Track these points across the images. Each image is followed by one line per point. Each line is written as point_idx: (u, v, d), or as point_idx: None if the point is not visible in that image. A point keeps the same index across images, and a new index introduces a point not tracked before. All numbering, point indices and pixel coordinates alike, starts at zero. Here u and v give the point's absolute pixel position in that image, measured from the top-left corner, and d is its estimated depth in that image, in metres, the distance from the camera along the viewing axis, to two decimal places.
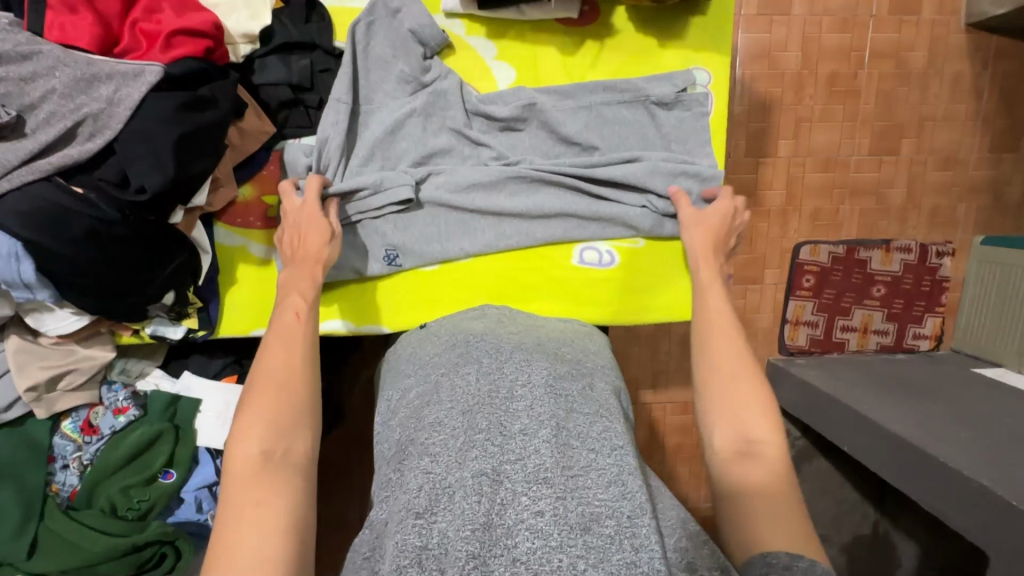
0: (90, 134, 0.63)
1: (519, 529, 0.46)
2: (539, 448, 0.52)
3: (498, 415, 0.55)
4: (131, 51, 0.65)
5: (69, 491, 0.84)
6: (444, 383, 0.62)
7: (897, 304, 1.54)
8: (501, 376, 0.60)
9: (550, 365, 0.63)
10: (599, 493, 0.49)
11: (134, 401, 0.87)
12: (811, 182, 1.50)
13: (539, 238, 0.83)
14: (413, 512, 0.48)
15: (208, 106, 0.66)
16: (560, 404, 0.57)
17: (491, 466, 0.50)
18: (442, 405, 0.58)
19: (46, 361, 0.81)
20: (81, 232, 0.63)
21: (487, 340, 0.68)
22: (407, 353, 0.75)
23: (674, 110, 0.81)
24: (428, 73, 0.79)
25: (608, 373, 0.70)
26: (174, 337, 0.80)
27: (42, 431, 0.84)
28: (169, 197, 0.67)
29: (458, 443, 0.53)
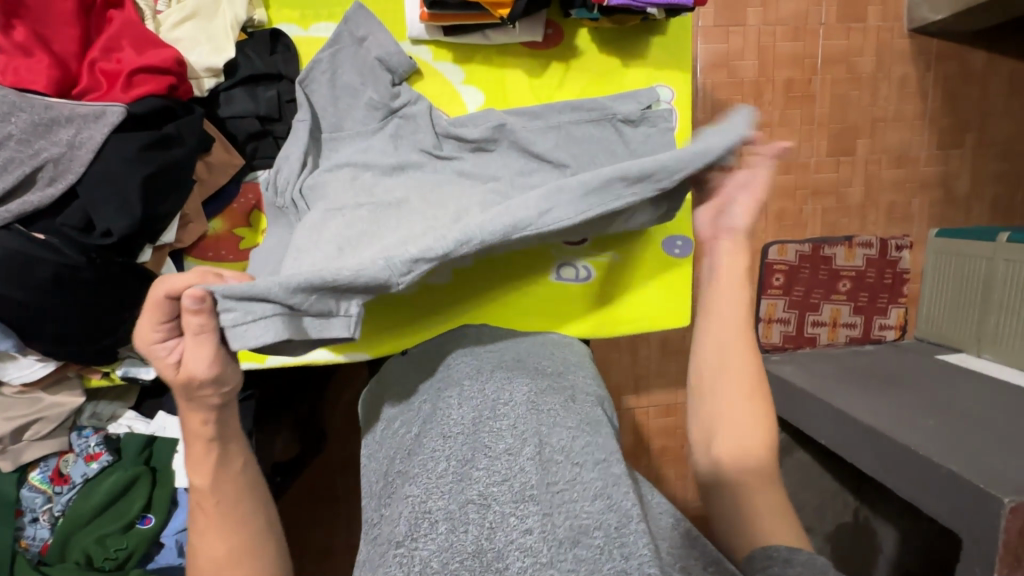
0: (51, 179, 0.61)
1: (509, 550, 0.47)
2: (524, 467, 0.52)
3: (480, 436, 0.55)
4: (90, 91, 0.64)
5: (40, 545, 0.81)
6: (426, 410, 0.62)
7: (863, 297, 1.59)
8: (483, 396, 0.60)
9: (530, 380, 0.63)
10: (586, 505, 0.50)
11: (106, 446, 0.84)
12: (774, 184, 1.55)
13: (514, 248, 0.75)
14: (396, 543, 0.50)
15: (173, 143, 0.65)
16: (542, 418, 0.57)
17: (477, 492, 0.51)
18: (427, 430, 0.59)
19: (7, 412, 0.77)
20: (47, 278, 0.62)
21: (466, 361, 0.68)
22: (394, 372, 0.76)
23: (641, 126, 0.81)
24: (398, 100, 0.78)
25: (590, 382, 0.71)
26: (146, 377, 0.78)
27: (8, 483, 0.80)
28: (137, 237, 0.65)
29: (441, 469, 0.53)
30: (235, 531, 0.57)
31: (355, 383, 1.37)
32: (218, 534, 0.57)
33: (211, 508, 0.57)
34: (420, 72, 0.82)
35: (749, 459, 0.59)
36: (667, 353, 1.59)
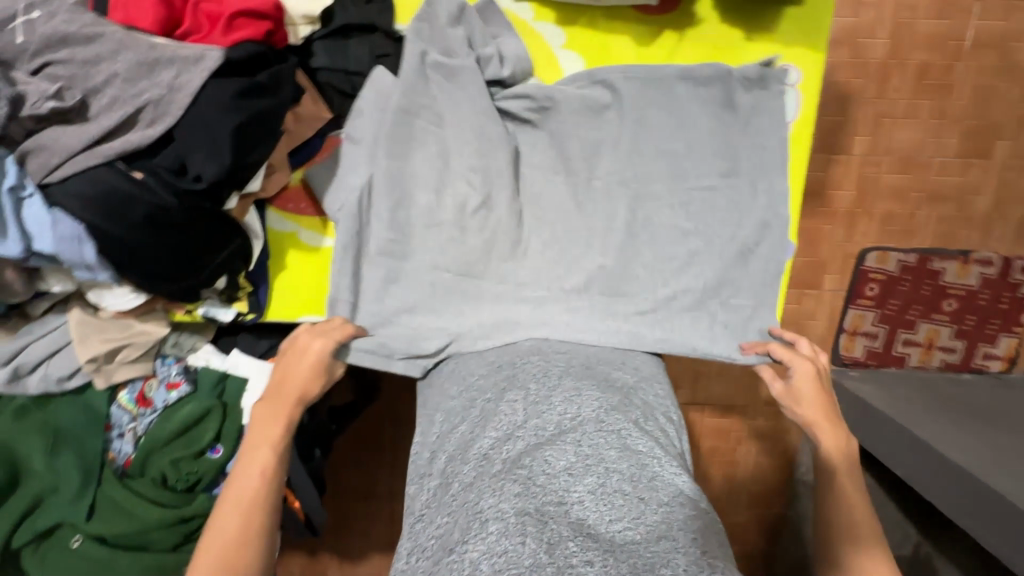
0: (152, 120, 0.59)
1: (566, 573, 0.42)
2: (584, 492, 0.51)
3: (541, 450, 0.54)
4: (192, 34, 0.62)
5: (123, 459, 0.85)
6: (487, 412, 0.61)
7: (969, 320, 1.41)
8: (549, 408, 0.59)
9: (600, 395, 0.61)
10: (653, 543, 0.46)
11: (185, 376, 0.89)
12: (885, 184, 1.38)
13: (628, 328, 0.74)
14: (449, 548, 0.49)
15: (266, 93, 0.62)
16: (608, 439, 0.56)
17: (534, 506, 0.49)
18: (485, 431, 0.59)
19: (104, 334, 0.82)
20: (141, 216, 0.61)
21: (533, 362, 0.66)
22: (450, 367, 0.73)
23: (754, 89, 0.74)
24: (481, 52, 0.73)
25: (665, 404, 0.67)
26: (224, 318, 0.82)
27: (100, 399, 0.84)
28: (226, 185, 0.64)
29: (497, 473, 0.53)
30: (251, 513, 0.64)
31: None
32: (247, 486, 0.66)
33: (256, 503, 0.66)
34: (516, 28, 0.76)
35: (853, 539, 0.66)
36: None
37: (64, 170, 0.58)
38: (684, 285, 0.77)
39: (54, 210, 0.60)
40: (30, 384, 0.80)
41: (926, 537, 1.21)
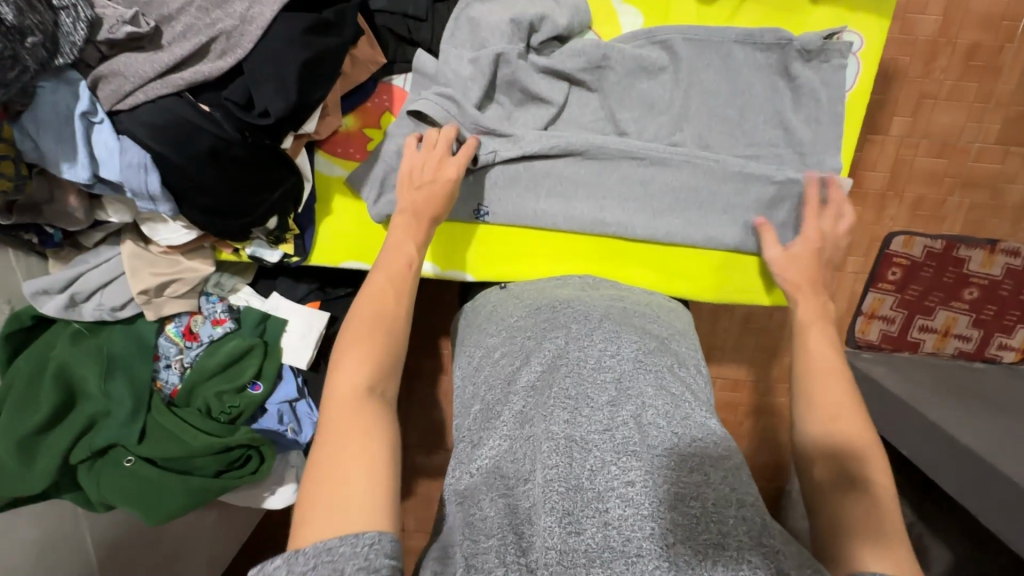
0: (222, 52, 0.58)
1: (611, 495, 0.53)
2: (626, 421, 0.57)
3: (584, 385, 0.61)
4: None
5: (171, 389, 0.89)
6: (532, 349, 0.67)
7: (988, 310, 1.40)
8: (590, 345, 0.65)
9: (638, 339, 0.66)
10: (684, 475, 0.54)
11: (230, 314, 0.92)
12: (919, 167, 1.36)
13: (675, 238, 0.81)
14: (518, 478, 0.57)
15: (331, 32, 0.63)
16: (646, 379, 0.62)
17: (579, 435, 0.56)
18: (531, 368, 0.65)
19: (154, 267, 0.84)
20: (205, 148, 0.62)
21: (574, 306, 0.71)
22: (490, 306, 0.79)
23: (812, 61, 0.73)
24: (530, 16, 0.72)
25: (692, 346, 0.74)
26: (270, 259, 0.84)
27: (149, 330, 0.88)
28: (289, 123, 0.64)
29: (548, 406, 0.59)
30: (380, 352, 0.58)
31: (435, 299, 1.42)
32: (367, 348, 0.57)
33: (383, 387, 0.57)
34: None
35: (857, 487, 0.55)
36: (749, 329, 1.52)
37: (136, 98, 0.59)
38: (713, 236, 0.80)
39: (122, 137, 0.62)
40: (86, 311, 0.83)
41: (921, 514, 1.25)
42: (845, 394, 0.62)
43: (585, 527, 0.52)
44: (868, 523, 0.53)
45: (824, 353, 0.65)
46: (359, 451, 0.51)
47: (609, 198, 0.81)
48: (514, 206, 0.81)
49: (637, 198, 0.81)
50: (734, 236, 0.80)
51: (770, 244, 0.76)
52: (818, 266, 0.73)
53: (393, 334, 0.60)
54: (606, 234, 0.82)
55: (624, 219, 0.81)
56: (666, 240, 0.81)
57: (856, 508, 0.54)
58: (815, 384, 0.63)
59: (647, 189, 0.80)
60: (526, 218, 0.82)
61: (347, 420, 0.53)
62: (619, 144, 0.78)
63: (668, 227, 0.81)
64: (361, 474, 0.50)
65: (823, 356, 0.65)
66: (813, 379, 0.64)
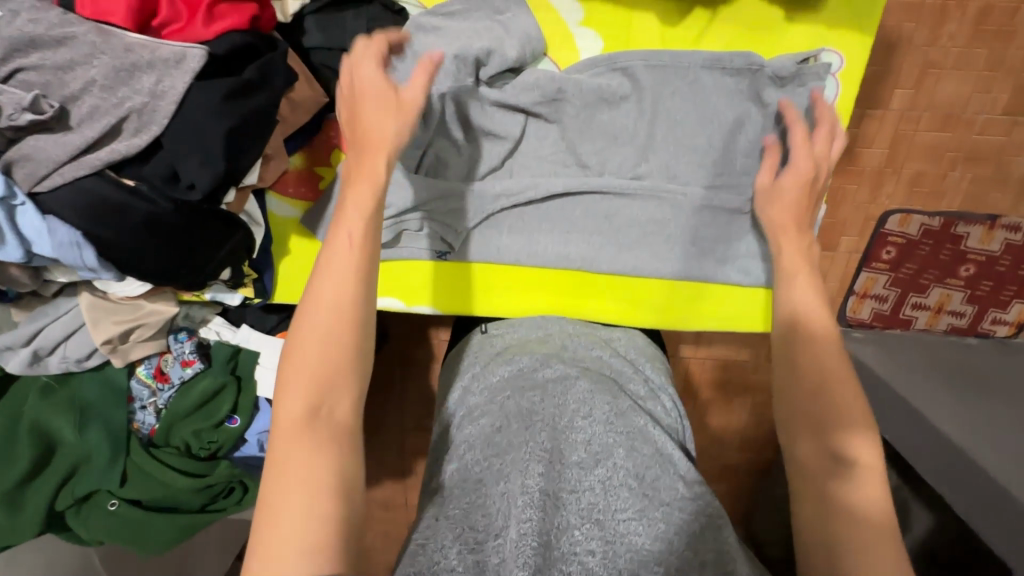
0: (136, 129, 0.55)
1: (574, 560, 0.52)
2: (594, 484, 0.57)
3: (557, 441, 0.60)
4: (169, 24, 0.55)
5: (149, 428, 0.90)
6: (506, 404, 0.66)
7: (984, 285, 1.21)
8: (564, 403, 0.64)
9: (611, 400, 0.66)
10: (648, 541, 0.54)
11: (198, 353, 0.91)
12: (919, 144, 1.16)
13: (642, 271, 0.78)
14: (482, 530, 0.55)
15: (255, 90, 0.58)
16: (618, 441, 0.61)
17: (551, 489, 0.55)
18: (504, 425, 0.63)
19: (116, 316, 0.83)
20: (139, 224, 0.59)
21: (549, 365, 0.70)
22: (469, 352, 0.81)
23: (787, 86, 0.68)
24: (476, 49, 0.66)
25: (667, 398, 0.74)
26: (231, 302, 0.84)
27: (121, 375, 0.88)
28: (221, 190, 0.60)
29: (520, 459, 0.58)
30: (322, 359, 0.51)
31: None
32: (305, 358, 0.51)
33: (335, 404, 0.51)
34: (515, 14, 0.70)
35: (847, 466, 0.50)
36: None
37: (53, 179, 0.56)
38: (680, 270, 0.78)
39: (49, 218, 0.59)
40: (51, 365, 0.83)
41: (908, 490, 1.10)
42: (840, 369, 0.55)
43: None
44: (855, 511, 0.47)
45: (817, 320, 0.58)
46: (293, 492, 0.46)
47: (574, 232, 0.78)
48: (477, 247, 0.80)
49: (601, 233, 0.78)
50: (703, 268, 0.78)
51: (764, 171, 0.68)
52: (799, 212, 0.66)
53: (338, 333, 0.52)
54: (572, 269, 0.80)
55: (590, 252, 0.78)
56: (634, 273, 0.79)
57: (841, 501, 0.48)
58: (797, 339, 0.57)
59: (613, 224, 0.77)
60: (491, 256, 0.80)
61: (283, 452, 0.48)
62: (581, 177, 0.74)
63: (635, 261, 0.78)
64: (293, 521, 0.45)
65: (822, 327, 0.57)
66: (813, 346, 0.56)
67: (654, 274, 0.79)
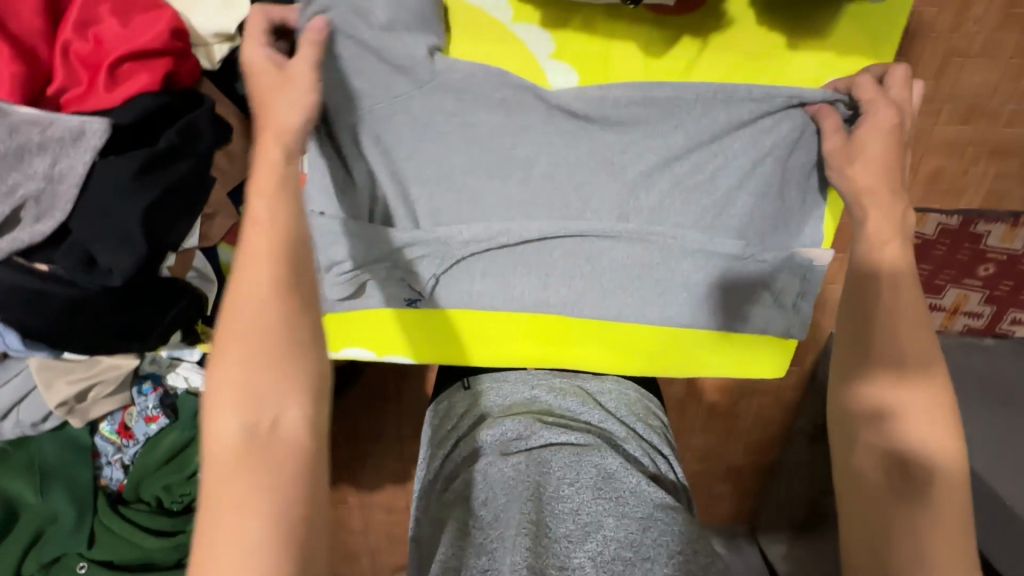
0: (37, 216, 0.48)
1: None
2: (583, 564, 0.48)
3: (541, 513, 0.51)
4: (68, 90, 0.48)
5: (117, 484, 0.87)
6: (485, 475, 0.58)
7: (1005, 285, 1.07)
8: (547, 469, 0.56)
9: (602, 460, 0.58)
10: None
11: (163, 408, 0.86)
12: (935, 141, 0.97)
13: (629, 316, 0.72)
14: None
15: (174, 158, 0.51)
16: (610, 506, 0.53)
17: (535, 566, 0.46)
18: (481, 500, 0.55)
19: (71, 374, 0.78)
20: (60, 309, 0.54)
21: (535, 429, 0.63)
22: (449, 407, 0.75)
23: (787, 124, 0.60)
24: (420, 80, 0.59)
25: (667, 471, 0.66)
26: (192, 358, 0.80)
27: (82, 432, 0.84)
28: (149, 268, 0.54)
29: (496, 537, 0.50)
30: (247, 362, 0.43)
31: None
32: (232, 374, 0.43)
33: (278, 419, 0.43)
34: (475, 44, 0.61)
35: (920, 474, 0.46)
36: None
37: None
38: (669, 315, 0.71)
39: None
40: (5, 430, 0.79)
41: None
42: (920, 339, 0.50)
43: None
44: (931, 532, 0.44)
45: (904, 278, 0.52)
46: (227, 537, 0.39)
47: (554, 274, 0.70)
48: (449, 293, 0.71)
49: (585, 276, 0.69)
50: (696, 314, 0.71)
51: (829, 133, 0.58)
52: (889, 170, 0.55)
53: (278, 348, 0.44)
54: (552, 314, 0.72)
55: (571, 297, 0.71)
56: (620, 319, 0.72)
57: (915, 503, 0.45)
58: (893, 303, 0.52)
59: (597, 267, 0.69)
60: (461, 301, 0.72)
61: (221, 486, 0.40)
62: (557, 216, 0.66)
63: (621, 306, 0.71)
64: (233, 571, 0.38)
65: (906, 306, 0.51)
66: (890, 323, 0.51)
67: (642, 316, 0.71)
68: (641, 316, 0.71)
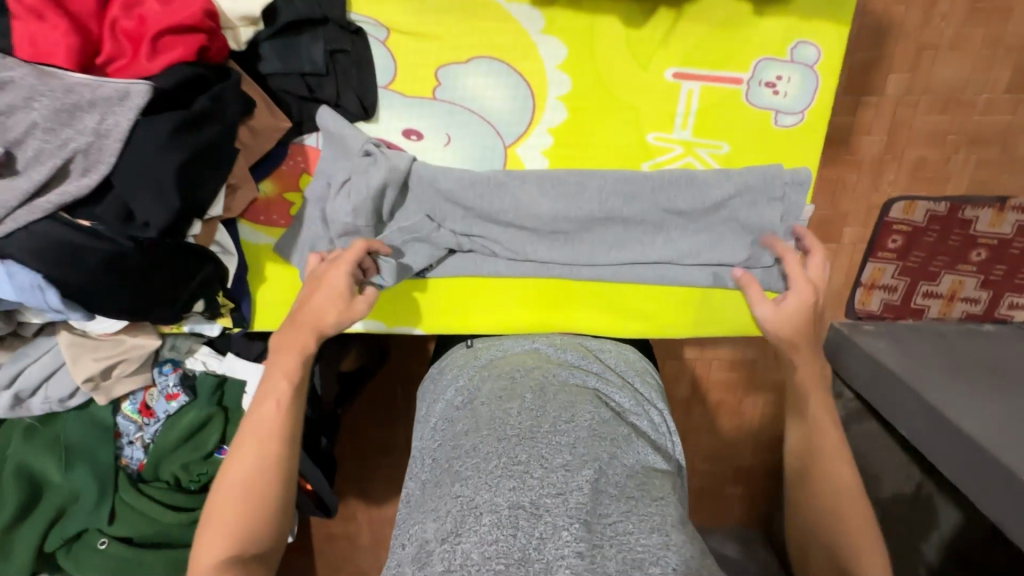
0: (85, 169, 0.54)
1: (557, 565, 0.48)
2: (580, 486, 0.54)
3: (537, 449, 0.58)
4: (115, 61, 0.55)
5: (137, 463, 0.89)
6: (483, 412, 0.64)
7: (999, 269, 1.09)
8: (545, 412, 0.62)
9: (596, 407, 0.64)
10: (642, 538, 0.51)
11: (183, 385, 0.90)
12: (920, 128, 1.04)
13: (625, 278, 0.75)
14: (442, 539, 0.53)
15: (207, 121, 0.57)
16: (603, 446, 0.59)
17: (528, 501, 0.53)
18: (479, 432, 0.61)
19: (97, 352, 0.82)
20: (98, 264, 0.58)
21: (533, 375, 0.68)
22: (452, 364, 0.77)
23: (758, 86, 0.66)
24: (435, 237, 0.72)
25: (655, 412, 0.71)
26: (211, 333, 0.82)
27: (105, 412, 0.87)
28: (181, 223, 0.59)
29: (490, 467, 0.57)
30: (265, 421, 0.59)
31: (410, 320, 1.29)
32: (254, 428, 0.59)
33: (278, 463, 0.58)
34: (474, 24, 0.66)
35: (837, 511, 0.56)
36: None
37: (6, 227, 0.55)
38: (664, 273, 0.75)
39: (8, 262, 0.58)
40: (34, 406, 0.83)
41: (929, 481, 1.04)
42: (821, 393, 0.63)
43: None
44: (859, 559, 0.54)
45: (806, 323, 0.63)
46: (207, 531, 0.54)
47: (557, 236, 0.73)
48: (459, 262, 0.76)
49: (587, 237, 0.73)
50: (687, 273, 0.75)
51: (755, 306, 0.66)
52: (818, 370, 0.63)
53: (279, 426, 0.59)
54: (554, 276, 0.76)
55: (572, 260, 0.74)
56: (616, 281, 0.77)
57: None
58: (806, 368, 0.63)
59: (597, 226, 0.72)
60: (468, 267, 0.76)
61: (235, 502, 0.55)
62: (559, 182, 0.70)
63: (619, 266, 0.75)
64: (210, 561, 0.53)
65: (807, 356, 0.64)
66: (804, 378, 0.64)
67: (641, 274, 0.75)
68: (639, 276, 0.75)
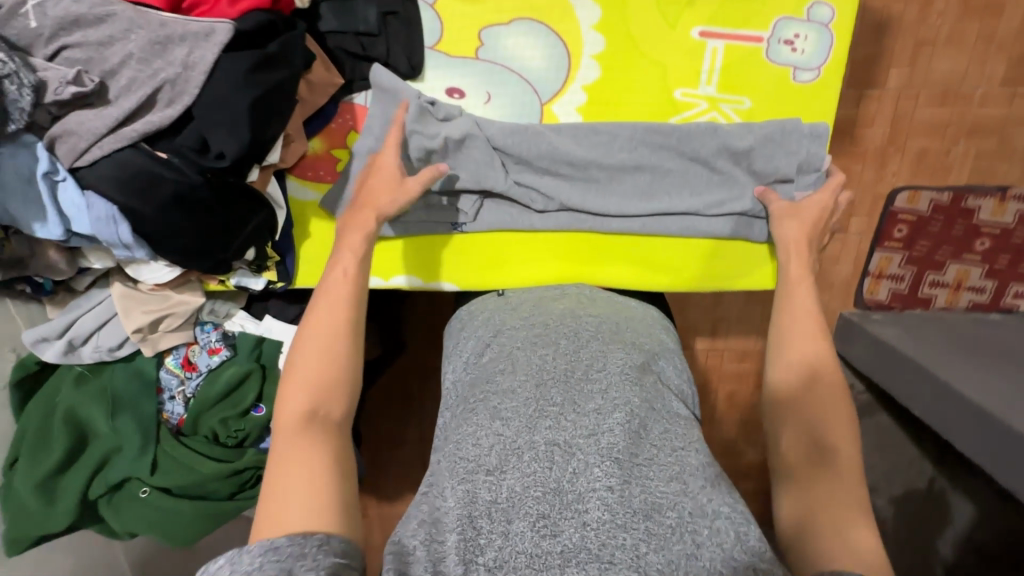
0: (169, 100, 0.60)
1: (589, 498, 0.52)
2: (612, 428, 0.57)
3: (571, 393, 0.60)
4: (197, 6, 0.62)
5: (177, 418, 0.91)
6: (518, 356, 0.66)
7: (1003, 259, 1.16)
8: (579, 359, 0.64)
9: (627, 355, 0.66)
10: (662, 485, 0.54)
11: (225, 342, 0.93)
12: (921, 120, 1.11)
13: (650, 229, 0.79)
14: (485, 469, 0.56)
15: (278, 64, 0.62)
16: (634, 390, 0.61)
17: (563, 439, 0.56)
18: (515, 375, 0.63)
19: (147, 305, 0.86)
20: (168, 196, 0.62)
21: (565, 322, 0.70)
22: (484, 313, 0.77)
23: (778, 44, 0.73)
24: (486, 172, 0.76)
25: (675, 356, 0.73)
26: (254, 288, 0.84)
27: (149, 363, 0.90)
28: (247, 160, 0.64)
29: (528, 407, 0.59)
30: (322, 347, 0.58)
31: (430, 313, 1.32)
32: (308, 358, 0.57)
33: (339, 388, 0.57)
34: None
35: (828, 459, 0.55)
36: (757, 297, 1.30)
37: (92, 154, 0.60)
38: (690, 224, 0.78)
39: (87, 193, 0.63)
40: (85, 354, 0.87)
41: None
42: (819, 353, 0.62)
43: (560, 529, 0.51)
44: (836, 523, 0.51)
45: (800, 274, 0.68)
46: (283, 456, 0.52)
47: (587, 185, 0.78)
48: (492, 217, 0.80)
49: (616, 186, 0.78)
50: (710, 224, 0.78)
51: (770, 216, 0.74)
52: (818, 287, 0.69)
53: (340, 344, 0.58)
54: (583, 228, 0.80)
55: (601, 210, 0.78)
56: (642, 233, 0.80)
57: (827, 490, 0.53)
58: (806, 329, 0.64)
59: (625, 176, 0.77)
60: (503, 218, 0.80)
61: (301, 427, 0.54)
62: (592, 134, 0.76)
63: (645, 218, 0.78)
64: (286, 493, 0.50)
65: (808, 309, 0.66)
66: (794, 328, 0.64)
67: (668, 224, 0.78)
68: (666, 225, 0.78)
